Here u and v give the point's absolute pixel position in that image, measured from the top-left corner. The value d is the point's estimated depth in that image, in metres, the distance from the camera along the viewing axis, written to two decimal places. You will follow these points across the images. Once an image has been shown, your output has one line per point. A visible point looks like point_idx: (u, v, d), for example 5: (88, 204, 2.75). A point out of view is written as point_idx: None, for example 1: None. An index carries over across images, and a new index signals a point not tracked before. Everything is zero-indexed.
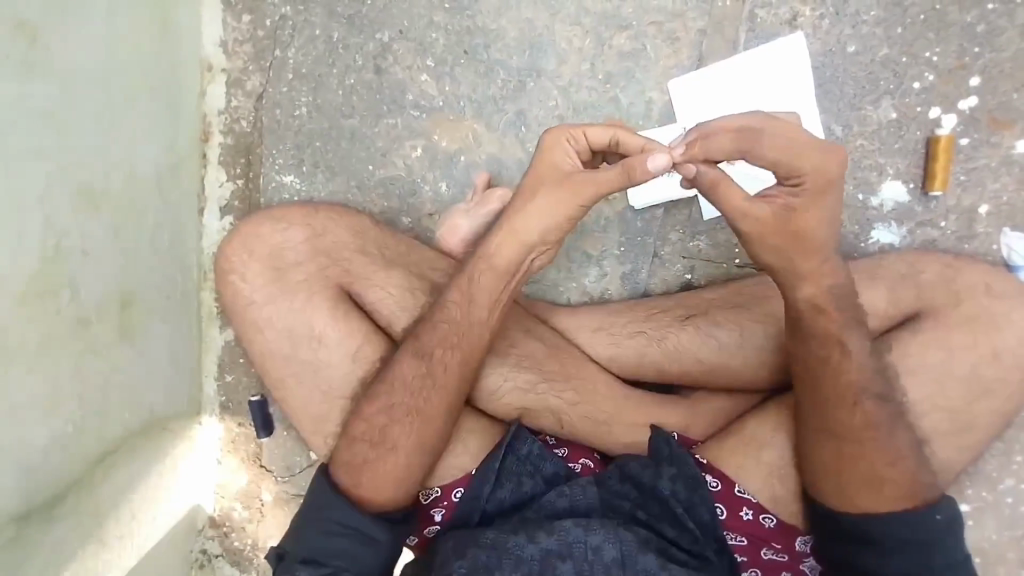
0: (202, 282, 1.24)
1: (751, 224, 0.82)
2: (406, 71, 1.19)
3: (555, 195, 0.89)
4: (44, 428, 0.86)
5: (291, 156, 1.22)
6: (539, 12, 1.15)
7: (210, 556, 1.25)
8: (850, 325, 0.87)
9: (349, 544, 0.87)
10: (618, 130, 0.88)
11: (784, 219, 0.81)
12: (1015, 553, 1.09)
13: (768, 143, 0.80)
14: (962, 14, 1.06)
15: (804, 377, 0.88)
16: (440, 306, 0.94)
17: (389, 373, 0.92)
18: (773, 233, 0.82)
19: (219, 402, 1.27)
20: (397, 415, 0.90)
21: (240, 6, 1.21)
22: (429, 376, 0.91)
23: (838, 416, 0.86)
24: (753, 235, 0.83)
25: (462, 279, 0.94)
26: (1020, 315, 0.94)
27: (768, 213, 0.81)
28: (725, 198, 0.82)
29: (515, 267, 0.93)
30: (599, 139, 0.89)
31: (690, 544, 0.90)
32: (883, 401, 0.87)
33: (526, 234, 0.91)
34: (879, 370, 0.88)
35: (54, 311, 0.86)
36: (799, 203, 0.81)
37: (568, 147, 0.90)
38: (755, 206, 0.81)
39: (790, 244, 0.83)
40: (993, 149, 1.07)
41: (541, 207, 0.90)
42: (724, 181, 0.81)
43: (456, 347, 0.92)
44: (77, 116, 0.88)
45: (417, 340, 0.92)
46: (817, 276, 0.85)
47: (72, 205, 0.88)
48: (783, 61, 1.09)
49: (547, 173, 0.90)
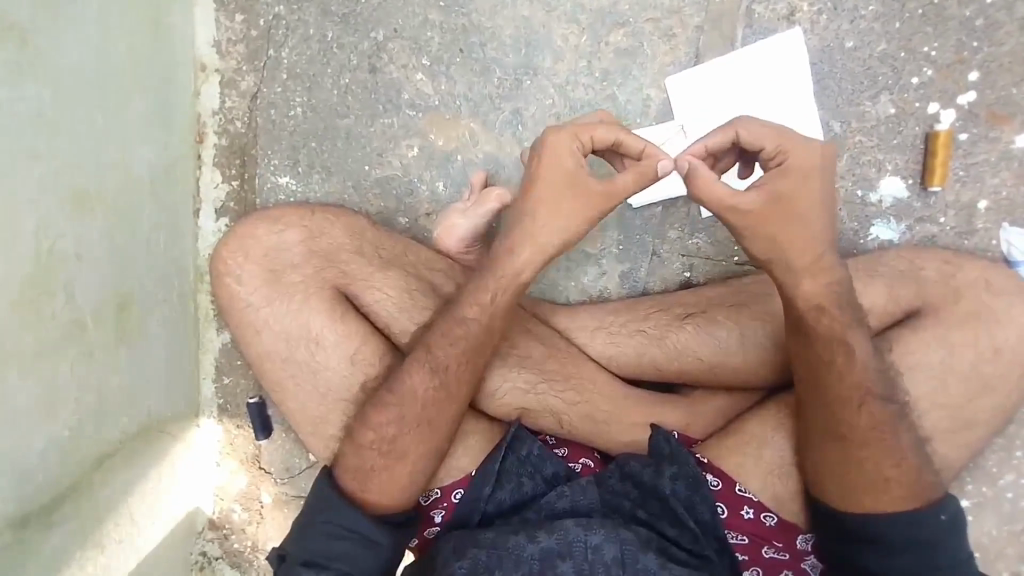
0: (198, 283, 1.24)
1: (734, 216, 0.83)
2: (401, 70, 1.18)
3: (576, 197, 0.89)
4: (42, 433, 0.85)
5: (286, 156, 1.21)
6: (535, 10, 1.14)
7: (210, 557, 1.25)
8: (847, 323, 0.86)
9: (350, 547, 0.86)
10: (622, 132, 0.88)
11: (773, 205, 0.82)
12: (1015, 549, 1.09)
13: (754, 132, 0.83)
14: (961, 9, 1.06)
15: (803, 375, 0.88)
16: (457, 311, 0.92)
17: (400, 382, 0.91)
18: (767, 221, 0.83)
19: (217, 403, 1.26)
20: (408, 426, 0.90)
21: (233, 6, 1.20)
22: (443, 391, 0.90)
23: (843, 418, 0.85)
24: (739, 226, 0.84)
25: (484, 297, 0.92)
26: (1019, 311, 0.94)
27: (755, 201, 0.82)
28: (706, 191, 0.82)
29: (522, 276, 0.92)
30: (607, 139, 0.88)
31: (691, 543, 0.89)
32: (883, 401, 0.86)
33: (541, 247, 0.90)
34: (880, 368, 0.88)
35: (49, 314, 0.86)
36: (786, 187, 0.83)
37: (576, 143, 0.88)
38: (743, 196, 0.82)
39: (782, 234, 0.83)
40: (992, 144, 1.07)
41: (555, 217, 0.89)
42: (706, 176, 0.82)
43: (470, 361, 0.91)
44: (70, 119, 0.88)
45: (429, 351, 0.91)
46: (813, 272, 0.85)
47: (65, 208, 0.88)
48: (779, 57, 1.08)
49: (557, 178, 0.89)
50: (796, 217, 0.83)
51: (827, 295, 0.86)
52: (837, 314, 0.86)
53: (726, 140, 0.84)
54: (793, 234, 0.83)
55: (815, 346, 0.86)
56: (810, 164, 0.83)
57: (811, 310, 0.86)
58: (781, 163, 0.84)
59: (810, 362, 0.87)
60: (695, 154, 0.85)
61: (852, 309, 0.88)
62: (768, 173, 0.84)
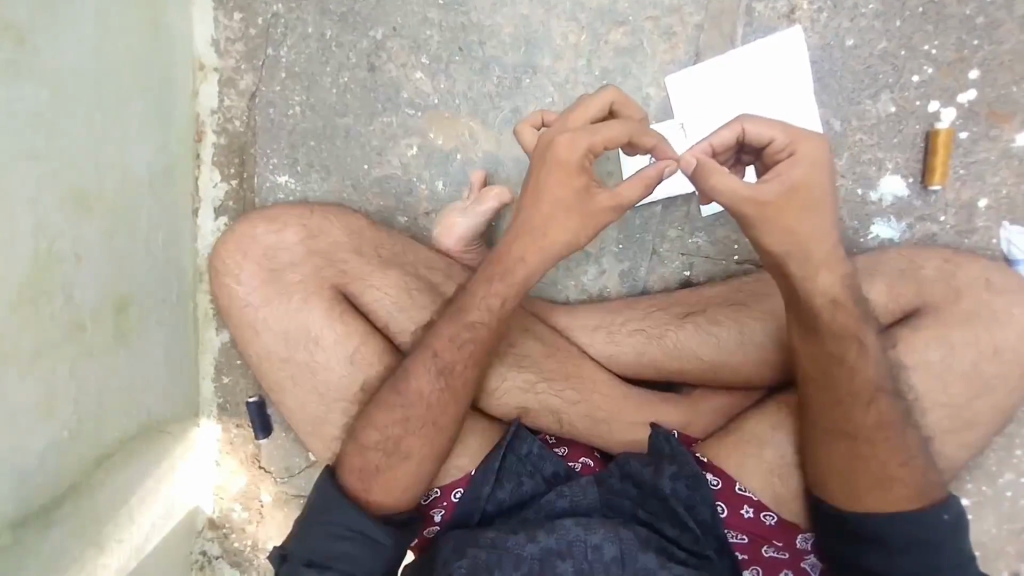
0: (198, 283, 1.23)
1: (751, 210, 0.78)
2: (401, 69, 1.18)
3: (583, 212, 0.86)
4: (42, 433, 0.85)
5: (286, 155, 1.21)
6: (535, 8, 1.14)
7: (210, 557, 1.25)
8: (860, 320, 0.85)
9: (351, 548, 0.86)
10: (635, 128, 0.84)
11: (789, 196, 0.78)
12: (1014, 547, 1.09)
13: (761, 126, 0.79)
14: (961, 7, 1.06)
15: (815, 372, 0.87)
16: (463, 312, 0.92)
17: (405, 382, 0.90)
18: (786, 212, 0.78)
19: (217, 403, 1.26)
20: (413, 427, 0.89)
21: (231, 4, 1.20)
22: (448, 392, 0.90)
23: (856, 415, 0.85)
24: (755, 219, 0.78)
25: (494, 302, 0.91)
26: (1020, 311, 0.93)
27: (773, 192, 0.77)
28: (722, 186, 0.77)
29: (530, 279, 0.91)
30: (620, 137, 0.83)
31: (691, 543, 0.89)
32: (893, 396, 0.86)
33: (553, 242, 0.88)
34: (886, 366, 0.87)
35: (49, 315, 0.85)
36: (801, 176, 0.78)
37: (585, 144, 0.83)
38: (759, 187, 0.77)
39: (800, 229, 0.79)
40: (992, 143, 1.07)
41: (573, 224, 0.87)
42: (719, 170, 0.77)
43: (477, 363, 0.91)
44: (69, 119, 0.88)
45: (437, 354, 0.90)
46: (828, 265, 0.82)
47: (64, 209, 0.87)
48: (779, 54, 1.08)
49: (556, 171, 0.84)
50: (812, 205, 0.78)
51: (841, 289, 0.83)
52: (853, 309, 0.84)
53: (732, 136, 0.81)
54: (807, 226, 0.79)
55: (829, 340, 0.84)
56: (822, 153, 0.78)
57: (830, 304, 0.83)
58: (791, 155, 0.79)
59: (823, 359, 0.85)
60: (700, 151, 0.82)
61: (863, 305, 0.86)
62: (778, 164, 0.79)
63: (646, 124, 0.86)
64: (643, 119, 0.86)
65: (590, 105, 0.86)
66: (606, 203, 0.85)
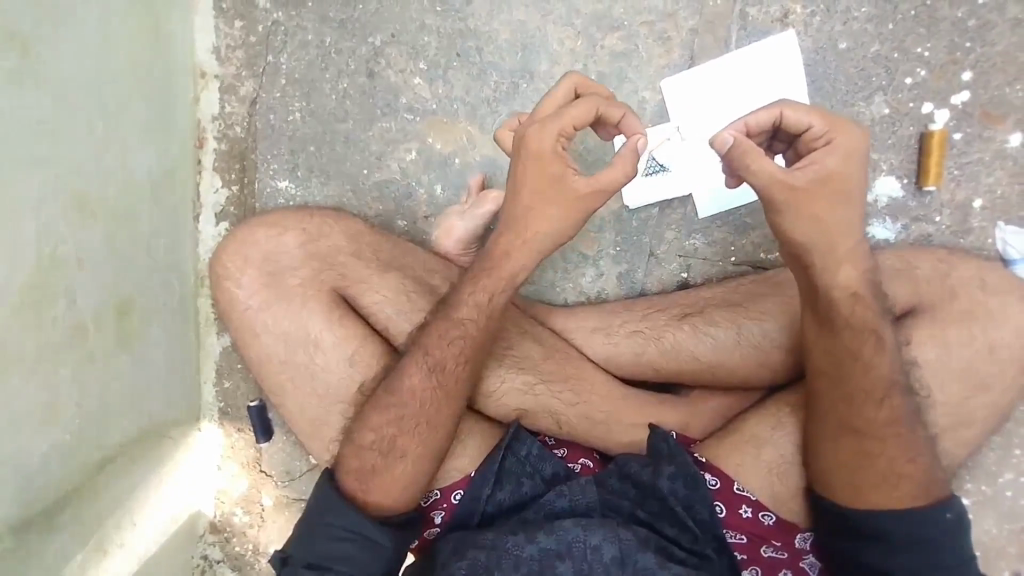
0: (199, 288, 1.24)
1: (782, 193, 0.77)
2: (399, 75, 1.19)
3: (563, 200, 0.86)
4: (44, 438, 0.86)
5: (285, 161, 1.22)
6: (531, 14, 1.15)
7: (211, 561, 1.25)
8: (877, 315, 0.86)
9: (352, 549, 0.87)
10: (600, 102, 0.86)
11: (820, 185, 0.78)
12: (1015, 547, 1.09)
13: (806, 112, 0.80)
14: (953, 10, 1.07)
15: (826, 366, 0.87)
16: (454, 310, 0.92)
17: (399, 383, 0.91)
18: (812, 201, 0.78)
19: (218, 407, 1.27)
20: (407, 426, 0.90)
21: (231, 12, 1.21)
22: (442, 390, 0.91)
23: (864, 410, 0.85)
24: (783, 205, 0.78)
25: (482, 297, 0.92)
26: (1015, 308, 0.94)
27: (803, 179, 0.77)
28: (758, 167, 0.76)
29: (518, 278, 0.91)
30: (585, 116, 0.85)
31: (691, 542, 0.89)
32: (903, 391, 0.87)
33: (537, 234, 0.88)
34: (900, 361, 0.88)
35: (52, 318, 0.86)
36: (835, 166, 0.78)
37: (554, 129, 0.84)
38: (791, 172, 0.77)
39: (823, 217, 0.79)
40: (986, 144, 1.07)
41: (556, 213, 0.87)
42: (756, 151, 0.76)
43: (467, 360, 0.92)
44: (73, 126, 0.89)
45: (428, 352, 0.91)
46: (852, 260, 0.82)
47: (67, 214, 0.88)
48: (773, 57, 1.09)
49: (534, 162, 0.86)
50: (841, 198, 0.79)
51: (858, 283, 0.84)
52: (869, 304, 0.85)
53: (769, 119, 0.81)
54: (823, 220, 0.79)
55: (843, 336, 0.85)
56: (855, 142, 0.79)
57: (847, 296, 0.84)
58: (827, 143, 0.79)
59: (835, 354, 0.86)
60: (737, 130, 0.81)
61: (881, 300, 0.87)
62: (815, 152, 0.79)
63: (612, 99, 0.88)
64: (609, 95, 0.89)
65: (556, 94, 0.89)
66: (582, 189, 0.86)
